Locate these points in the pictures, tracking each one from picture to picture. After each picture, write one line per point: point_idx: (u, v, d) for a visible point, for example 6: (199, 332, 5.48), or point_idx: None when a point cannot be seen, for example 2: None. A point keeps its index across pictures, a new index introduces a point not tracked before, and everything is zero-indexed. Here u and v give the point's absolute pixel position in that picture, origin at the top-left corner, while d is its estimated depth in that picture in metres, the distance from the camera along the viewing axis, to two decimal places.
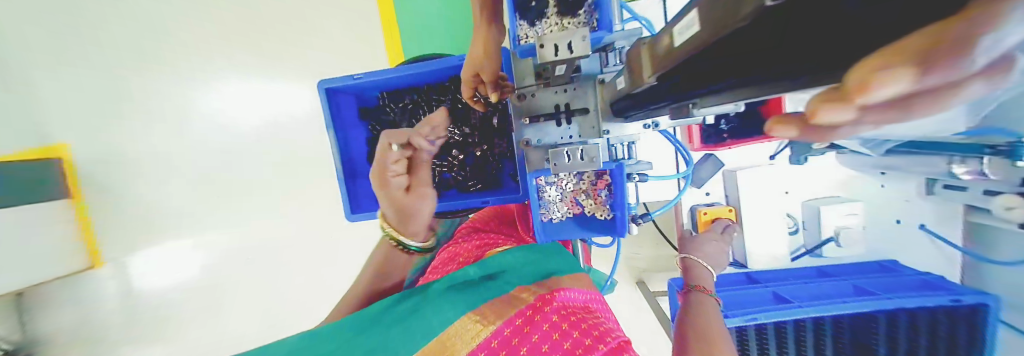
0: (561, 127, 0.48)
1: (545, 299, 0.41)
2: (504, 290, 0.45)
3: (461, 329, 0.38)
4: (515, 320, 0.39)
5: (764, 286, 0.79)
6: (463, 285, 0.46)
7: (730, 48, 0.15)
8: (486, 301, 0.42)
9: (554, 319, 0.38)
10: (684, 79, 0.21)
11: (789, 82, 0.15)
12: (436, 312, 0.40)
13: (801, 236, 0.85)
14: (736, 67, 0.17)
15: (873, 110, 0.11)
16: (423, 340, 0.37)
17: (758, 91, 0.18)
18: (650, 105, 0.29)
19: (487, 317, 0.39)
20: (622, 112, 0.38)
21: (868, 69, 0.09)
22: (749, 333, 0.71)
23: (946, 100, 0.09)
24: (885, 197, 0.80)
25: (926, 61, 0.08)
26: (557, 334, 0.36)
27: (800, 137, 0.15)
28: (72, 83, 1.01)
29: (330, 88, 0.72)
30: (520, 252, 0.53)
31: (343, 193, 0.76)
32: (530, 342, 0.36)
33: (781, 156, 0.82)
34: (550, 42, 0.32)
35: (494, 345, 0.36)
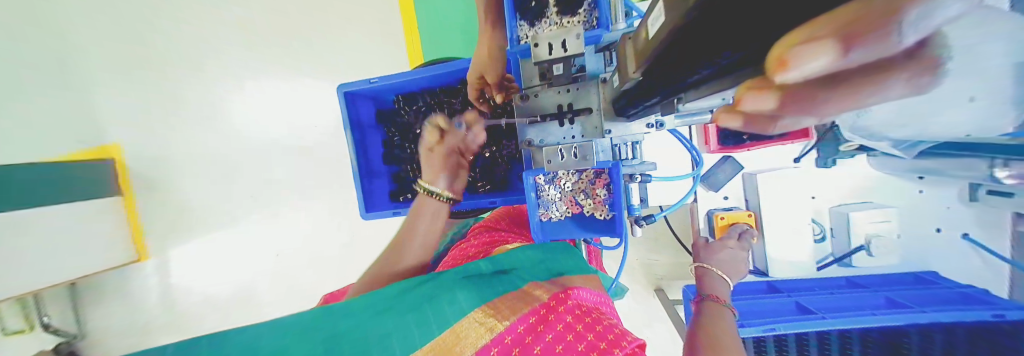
0: (564, 127, 0.48)
1: (560, 299, 0.41)
2: (516, 285, 0.45)
3: (474, 325, 0.38)
4: (529, 317, 0.39)
5: (787, 295, 0.75)
6: (475, 277, 0.47)
7: (691, 37, 0.16)
8: (500, 296, 0.42)
9: (568, 320, 0.38)
10: (663, 72, 0.21)
11: (750, 70, 0.15)
12: (450, 302, 0.40)
13: (829, 243, 0.80)
14: (704, 57, 0.17)
15: (815, 91, 0.11)
16: (440, 331, 0.37)
17: (730, 82, 0.18)
18: (644, 101, 0.28)
19: (501, 312, 0.39)
20: (622, 111, 0.37)
21: (800, 40, 0.09)
22: (767, 344, 0.68)
23: (868, 87, 0.10)
24: (924, 204, 0.74)
25: (848, 33, 0.08)
26: (571, 335, 0.36)
27: (741, 126, 0.16)
28: (127, 90, 1.11)
29: (349, 92, 0.76)
30: (530, 250, 0.54)
31: (358, 193, 0.80)
32: (543, 341, 0.36)
33: (807, 158, 0.79)
34: (544, 42, 0.33)
35: (508, 341, 0.36)
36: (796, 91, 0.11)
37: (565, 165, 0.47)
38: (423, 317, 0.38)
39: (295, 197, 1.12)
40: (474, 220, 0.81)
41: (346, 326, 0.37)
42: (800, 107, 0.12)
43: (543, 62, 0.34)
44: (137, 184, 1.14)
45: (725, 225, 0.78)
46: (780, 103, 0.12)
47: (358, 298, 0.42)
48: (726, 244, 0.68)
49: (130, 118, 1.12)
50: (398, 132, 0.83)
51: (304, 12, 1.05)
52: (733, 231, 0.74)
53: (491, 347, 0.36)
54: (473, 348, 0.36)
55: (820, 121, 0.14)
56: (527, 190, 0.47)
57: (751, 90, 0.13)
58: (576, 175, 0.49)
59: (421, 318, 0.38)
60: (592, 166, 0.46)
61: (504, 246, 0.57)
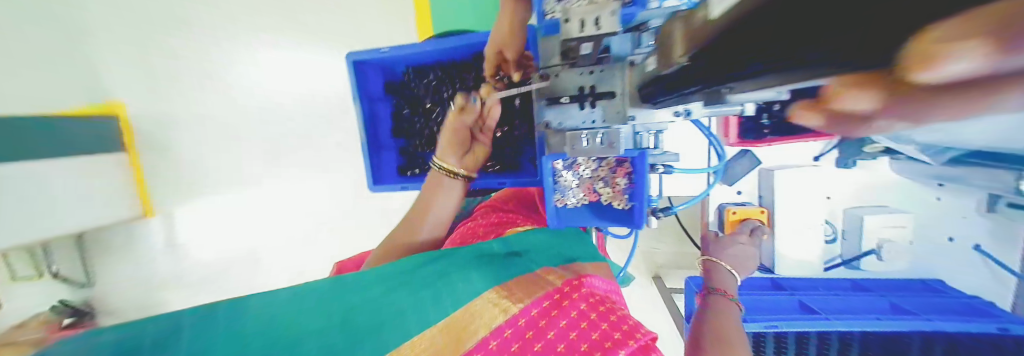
0: (584, 111, 0.46)
1: (574, 286, 0.41)
2: (529, 269, 0.45)
3: (488, 305, 0.37)
4: (544, 301, 0.38)
5: (790, 294, 0.75)
6: (489, 258, 0.46)
7: (765, 16, 0.14)
8: (514, 278, 0.42)
9: (582, 307, 0.38)
10: (716, 59, 0.19)
11: (812, 70, 0.13)
12: (464, 282, 0.40)
13: (839, 245, 0.79)
14: (763, 49, 0.15)
15: (931, 92, 0.09)
16: (454, 309, 0.37)
17: (789, 78, 0.16)
18: (682, 90, 0.26)
19: (515, 294, 0.39)
20: (651, 97, 0.35)
21: (931, 38, 0.07)
22: (767, 340, 0.68)
23: (994, 97, 0.08)
24: (942, 212, 0.73)
25: (988, 44, 0.06)
26: (585, 323, 0.36)
27: (821, 123, 0.14)
28: (125, 43, 1.06)
29: (358, 61, 0.73)
30: (542, 234, 0.53)
31: (365, 165, 0.79)
32: (556, 327, 0.36)
33: (828, 156, 0.77)
34: (576, 17, 0.30)
35: (521, 324, 0.36)
36: (902, 93, 0.10)
37: (590, 151, 0.44)
38: (438, 294, 0.38)
39: (301, 165, 1.11)
40: (480, 199, 0.80)
41: (362, 300, 0.37)
42: (903, 109, 0.11)
43: (572, 40, 0.32)
44: (142, 142, 1.13)
45: (735, 220, 0.77)
46: (881, 106, 0.11)
47: (373, 272, 0.42)
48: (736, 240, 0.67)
49: (130, 72, 1.09)
50: (407, 105, 0.80)
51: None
52: (744, 227, 0.72)
53: (505, 329, 0.35)
54: (488, 327, 0.35)
55: (915, 124, 0.13)
56: (545, 174, 0.45)
57: (850, 82, 0.12)
58: (597, 162, 0.47)
59: (436, 296, 0.38)
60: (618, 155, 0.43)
61: (516, 229, 0.57)
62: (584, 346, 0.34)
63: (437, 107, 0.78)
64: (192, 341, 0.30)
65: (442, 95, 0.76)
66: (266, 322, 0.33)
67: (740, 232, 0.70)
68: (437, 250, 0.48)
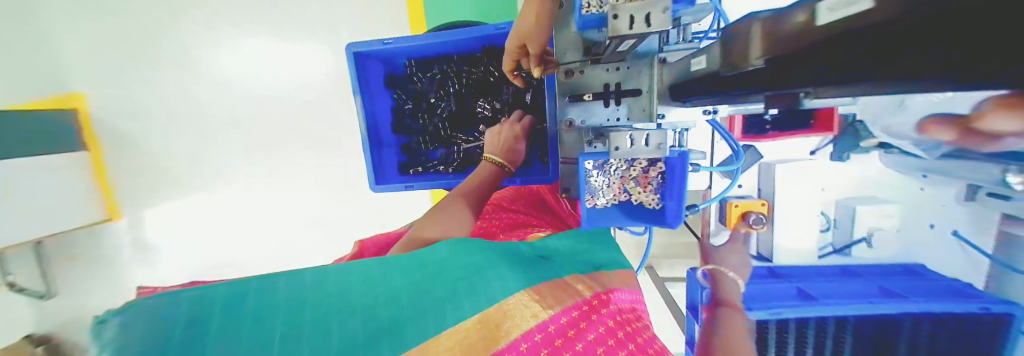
0: (609, 108, 0.46)
1: (602, 300, 0.41)
2: (559, 274, 0.44)
3: (521, 305, 0.36)
4: (572, 312, 0.38)
5: (788, 281, 0.78)
6: (521, 256, 0.45)
7: (888, 37, 0.13)
8: (546, 280, 0.41)
9: (609, 324, 0.38)
10: (791, 71, 0.19)
11: (946, 85, 0.12)
12: (500, 276, 0.38)
13: (830, 234, 0.83)
14: (853, 67, 0.15)
15: None
16: (490, 303, 0.35)
17: (900, 88, 0.15)
18: (736, 90, 0.26)
19: (546, 299, 0.38)
20: (688, 96, 0.35)
21: None
22: (770, 328, 0.71)
23: None
24: (925, 201, 0.77)
25: None
26: (612, 340, 0.36)
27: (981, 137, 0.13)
28: (90, 25, 0.95)
29: (358, 52, 0.69)
30: (568, 237, 0.54)
31: (368, 164, 0.76)
32: (585, 340, 0.35)
33: (823, 151, 0.80)
34: (625, 13, 0.29)
35: (551, 330, 0.36)
36: None
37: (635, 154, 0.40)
38: (478, 283, 0.37)
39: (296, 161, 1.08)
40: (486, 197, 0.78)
41: (406, 280, 0.35)
42: None
43: (618, 38, 0.30)
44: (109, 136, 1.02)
45: (738, 213, 0.79)
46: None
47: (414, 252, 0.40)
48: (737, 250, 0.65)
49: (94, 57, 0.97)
50: (411, 100, 0.78)
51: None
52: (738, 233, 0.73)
53: (535, 333, 0.35)
54: (519, 328, 0.34)
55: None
56: (579, 174, 0.43)
57: (1008, 108, 0.11)
58: (629, 163, 0.46)
59: (472, 287, 0.36)
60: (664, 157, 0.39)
61: (539, 233, 0.57)
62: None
63: (442, 101, 0.77)
64: (247, 306, 0.28)
65: (448, 88, 0.75)
66: (306, 296, 0.31)
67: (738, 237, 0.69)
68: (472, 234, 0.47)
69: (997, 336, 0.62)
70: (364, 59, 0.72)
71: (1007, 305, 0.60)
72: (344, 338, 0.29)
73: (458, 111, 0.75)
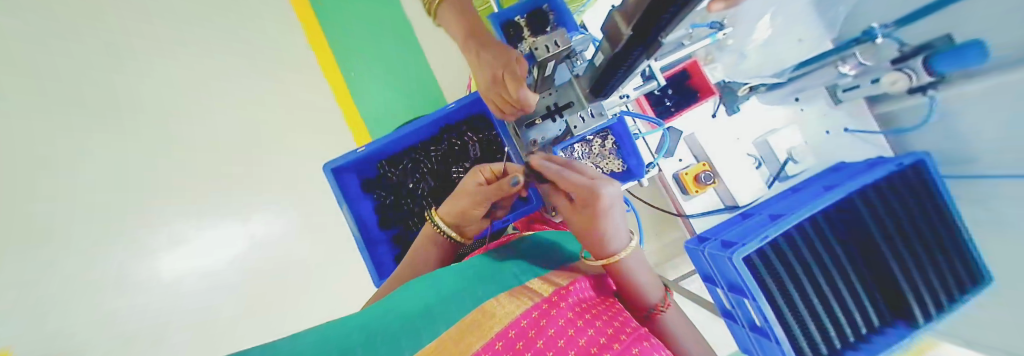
0: (556, 122, 0.60)
1: (561, 295, 0.45)
2: (517, 284, 0.51)
3: (483, 320, 0.40)
4: (532, 313, 0.41)
5: (758, 214, 0.87)
6: (479, 283, 0.51)
7: None
8: (499, 293, 0.47)
9: (569, 316, 0.41)
10: (643, 25, 0.31)
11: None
12: (459, 306, 0.43)
13: (766, 169, 0.99)
14: (665, 5, 0.26)
15: None
16: (445, 326, 0.38)
17: (688, 11, 0.27)
18: (626, 65, 0.41)
19: (507, 312, 0.41)
20: (604, 85, 0.49)
21: None
22: (770, 254, 0.76)
23: None
24: (808, 118, 0.98)
25: None
26: (573, 330, 0.38)
27: None
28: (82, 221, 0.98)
29: (335, 167, 0.77)
30: (521, 252, 0.64)
31: (367, 265, 0.76)
32: (546, 335, 0.37)
33: (720, 113, 0.98)
34: (542, 45, 0.46)
35: (512, 334, 0.37)
36: None
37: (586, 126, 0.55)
38: (434, 315, 0.41)
39: None
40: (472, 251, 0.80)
41: (371, 332, 0.38)
42: None
43: (543, 60, 0.46)
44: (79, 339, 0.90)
45: (691, 179, 0.95)
46: None
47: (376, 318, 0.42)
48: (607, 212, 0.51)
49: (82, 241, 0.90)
50: (390, 195, 0.85)
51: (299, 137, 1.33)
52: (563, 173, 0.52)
53: (496, 342, 0.35)
54: (478, 344, 0.35)
55: None
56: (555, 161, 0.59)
57: None
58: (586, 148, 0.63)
59: (429, 321, 0.40)
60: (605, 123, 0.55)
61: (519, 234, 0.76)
62: (572, 351, 0.35)
63: (419, 184, 0.85)
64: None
65: (421, 171, 0.86)
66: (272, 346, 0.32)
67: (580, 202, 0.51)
68: (432, 283, 0.52)
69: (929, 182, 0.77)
70: (341, 173, 0.80)
71: (914, 155, 0.79)
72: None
73: (437, 185, 0.84)
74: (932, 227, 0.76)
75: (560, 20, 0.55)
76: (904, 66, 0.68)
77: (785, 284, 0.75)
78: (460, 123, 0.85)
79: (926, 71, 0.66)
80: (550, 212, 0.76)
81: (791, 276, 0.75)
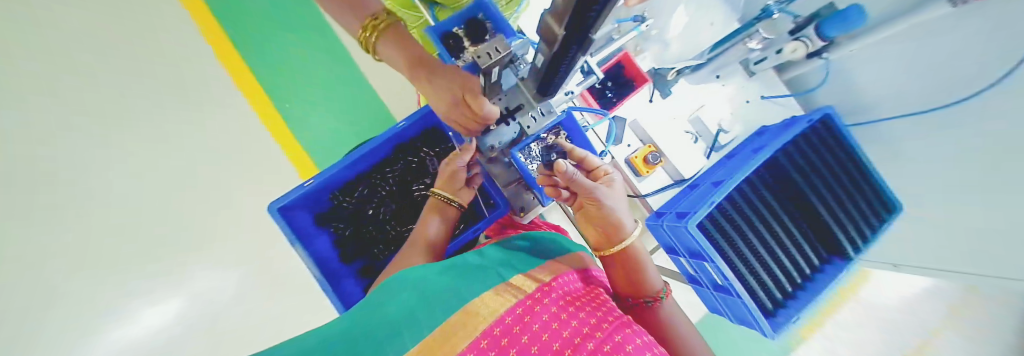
0: (510, 126, 0.61)
1: (544, 292, 0.46)
2: (503, 281, 0.50)
3: (470, 319, 0.39)
4: (516, 309, 0.41)
5: (705, 183, 0.95)
6: (463, 280, 0.50)
7: None
8: (484, 291, 0.46)
9: (552, 309, 0.42)
10: (574, 24, 0.33)
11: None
12: (443, 302, 0.42)
13: (703, 142, 1.08)
14: (590, 4, 0.28)
15: None
16: (432, 328, 0.37)
17: (609, 7, 0.29)
18: (565, 63, 0.43)
19: (493, 310, 0.41)
20: (550, 84, 0.52)
21: None
22: (719, 217, 0.85)
23: None
24: (729, 91, 1.09)
25: None
26: (557, 323, 0.39)
27: None
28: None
29: (281, 206, 0.71)
30: (501, 250, 0.64)
31: (334, 303, 0.71)
32: (531, 330, 0.38)
33: (655, 97, 1.06)
34: (483, 52, 0.47)
35: (496, 332, 0.37)
36: None
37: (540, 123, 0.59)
38: (418, 319, 0.39)
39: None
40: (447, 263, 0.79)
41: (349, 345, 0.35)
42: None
43: (486, 67, 0.47)
44: None
45: (641, 161, 1.02)
46: None
47: (352, 325, 0.41)
48: (615, 191, 0.57)
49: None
50: (349, 225, 0.80)
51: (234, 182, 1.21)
52: (585, 158, 0.60)
53: (480, 341, 0.36)
54: (461, 344, 0.35)
55: None
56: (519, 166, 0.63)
57: None
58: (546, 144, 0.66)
59: (412, 324, 0.38)
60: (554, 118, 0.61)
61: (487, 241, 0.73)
62: (556, 344, 0.36)
63: (380, 208, 0.82)
64: None
65: (379, 195, 0.82)
66: None
67: (590, 185, 0.53)
68: (411, 277, 0.50)
69: (835, 130, 0.93)
70: (289, 211, 0.74)
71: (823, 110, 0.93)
72: None
73: (399, 206, 0.81)
74: (844, 171, 0.90)
75: (497, 27, 0.56)
76: (801, 36, 0.81)
77: (735, 242, 0.84)
78: (414, 139, 0.83)
79: (818, 37, 0.79)
80: (518, 214, 0.76)
81: (738, 229, 0.85)
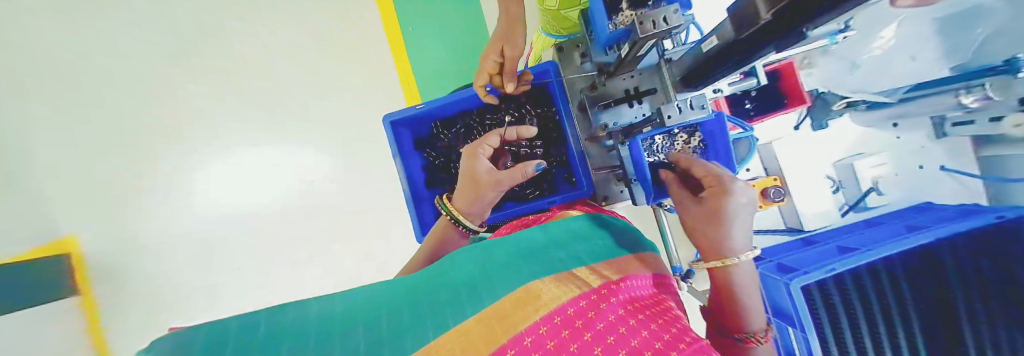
0: (633, 108, 0.59)
1: (611, 290, 0.44)
2: (567, 269, 0.50)
3: (525, 303, 0.40)
4: (579, 302, 0.40)
5: (824, 244, 0.81)
6: (524, 259, 0.52)
7: None
8: (545, 277, 0.46)
9: (621, 312, 0.39)
10: (789, 13, 0.27)
11: None
12: (500, 284, 0.44)
13: (841, 195, 0.91)
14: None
15: None
16: (488, 301, 0.40)
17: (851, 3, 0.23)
18: (745, 53, 0.36)
19: (555, 297, 0.41)
20: (705, 77, 0.45)
21: None
22: (830, 289, 0.72)
23: None
24: (904, 146, 0.88)
25: None
26: (624, 328, 0.36)
27: None
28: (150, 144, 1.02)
29: (394, 121, 0.79)
30: (575, 223, 0.64)
31: (413, 220, 0.81)
32: (594, 329, 0.35)
33: (804, 126, 0.92)
34: (648, 20, 0.40)
35: (557, 321, 0.37)
36: None
37: (684, 118, 0.50)
38: (479, 294, 0.42)
39: None
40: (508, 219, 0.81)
41: (407, 301, 0.42)
42: None
43: (646, 37, 0.41)
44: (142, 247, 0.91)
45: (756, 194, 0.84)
46: None
47: (423, 287, 0.46)
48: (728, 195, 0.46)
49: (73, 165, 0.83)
50: (441, 155, 0.87)
51: (347, 83, 1.32)
52: (698, 161, 0.50)
53: (540, 326, 0.36)
54: (519, 324, 0.36)
55: None
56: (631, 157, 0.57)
57: None
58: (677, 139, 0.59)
59: (473, 298, 0.41)
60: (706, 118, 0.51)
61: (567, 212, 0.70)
62: (623, 351, 0.32)
63: None
64: (261, 329, 0.30)
65: (473, 137, 0.85)
66: (327, 318, 0.35)
67: (675, 184, 0.51)
68: (477, 254, 0.55)
69: None
70: (397, 127, 0.82)
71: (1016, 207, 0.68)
72: (347, 346, 0.31)
73: None
74: None
75: None
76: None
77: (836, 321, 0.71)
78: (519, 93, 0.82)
79: None
80: (599, 202, 0.74)
81: (840, 314, 0.72)
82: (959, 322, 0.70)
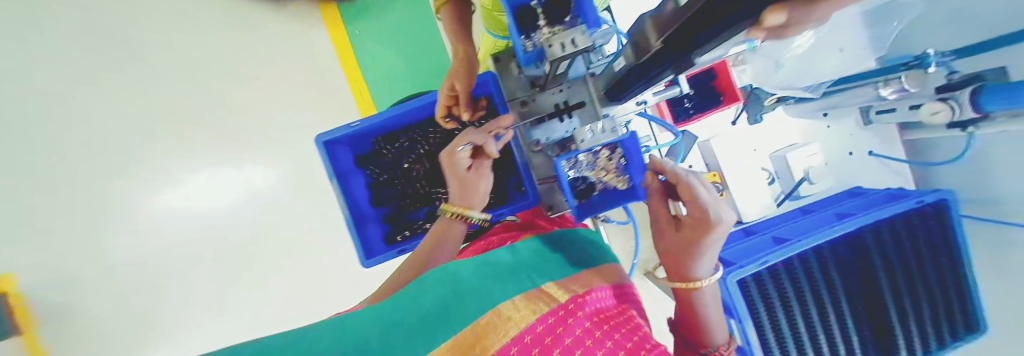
0: (564, 122, 0.56)
1: (579, 303, 0.42)
2: (535, 283, 0.47)
3: (499, 319, 0.37)
4: (548, 318, 0.38)
5: (764, 234, 0.85)
6: (497, 273, 0.49)
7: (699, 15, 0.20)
8: (517, 292, 0.44)
9: (587, 325, 0.38)
10: (674, 43, 0.27)
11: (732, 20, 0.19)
12: (478, 298, 0.40)
13: (778, 185, 0.97)
14: (702, 26, 0.22)
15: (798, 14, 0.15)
16: (466, 320, 0.36)
17: (724, 33, 0.22)
18: (649, 76, 0.36)
19: (526, 313, 0.39)
20: (623, 93, 0.45)
21: None
22: (765, 278, 0.74)
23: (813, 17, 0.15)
24: (834, 134, 0.94)
25: None
26: (590, 341, 0.35)
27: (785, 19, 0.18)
28: None
29: (328, 140, 0.74)
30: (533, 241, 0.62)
31: (355, 242, 0.76)
32: (563, 344, 0.35)
33: (741, 120, 0.96)
34: (556, 42, 0.39)
35: (527, 340, 0.35)
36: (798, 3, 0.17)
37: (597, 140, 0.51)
38: (451, 312, 0.38)
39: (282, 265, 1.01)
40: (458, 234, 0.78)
41: (380, 321, 0.36)
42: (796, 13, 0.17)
43: (556, 60, 0.39)
44: None
45: None
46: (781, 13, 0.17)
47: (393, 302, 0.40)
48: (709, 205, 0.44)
49: None
50: (385, 172, 0.83)
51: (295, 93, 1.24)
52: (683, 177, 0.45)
53: (511, 346, 0.34)
54: (493, 347, 0.33)
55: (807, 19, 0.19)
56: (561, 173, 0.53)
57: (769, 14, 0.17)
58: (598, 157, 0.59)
59: (449, 316, 0.37)
60: (618, 138, 0.51)
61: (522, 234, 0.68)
62: None
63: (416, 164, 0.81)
64: None
65: (416, 151, 0.81)
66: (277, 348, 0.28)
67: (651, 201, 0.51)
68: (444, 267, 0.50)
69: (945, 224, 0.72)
70: (332, 145, 0.77)
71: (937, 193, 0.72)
72: None
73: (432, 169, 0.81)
74: (937, 272, 0.74)
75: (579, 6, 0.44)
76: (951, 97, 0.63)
77: (775, 310, 0.74)
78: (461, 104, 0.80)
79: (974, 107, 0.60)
80: (546, 211, 0.72)
81: (782, 302, 0.74)
82: (885, 302, 0.75)
